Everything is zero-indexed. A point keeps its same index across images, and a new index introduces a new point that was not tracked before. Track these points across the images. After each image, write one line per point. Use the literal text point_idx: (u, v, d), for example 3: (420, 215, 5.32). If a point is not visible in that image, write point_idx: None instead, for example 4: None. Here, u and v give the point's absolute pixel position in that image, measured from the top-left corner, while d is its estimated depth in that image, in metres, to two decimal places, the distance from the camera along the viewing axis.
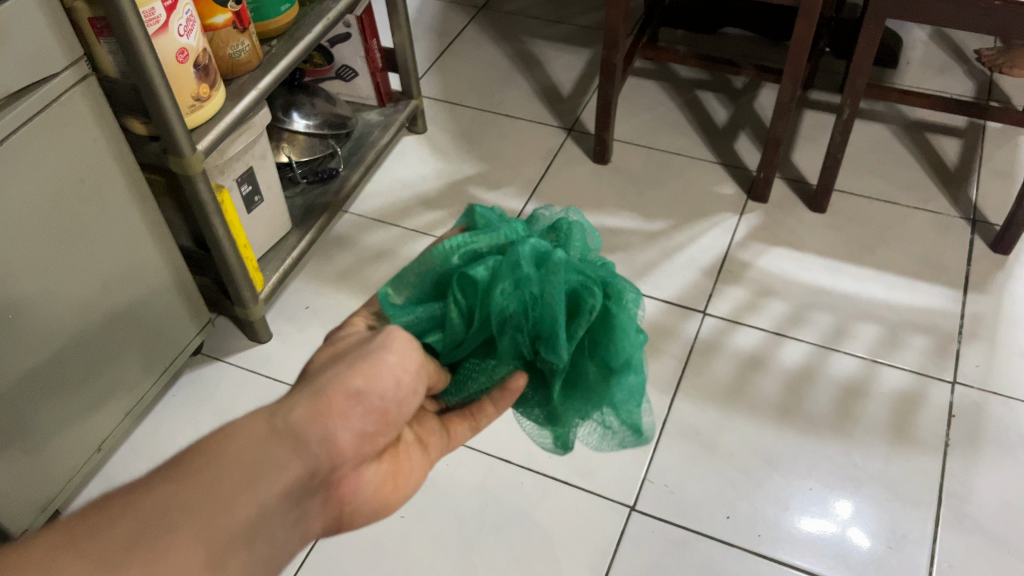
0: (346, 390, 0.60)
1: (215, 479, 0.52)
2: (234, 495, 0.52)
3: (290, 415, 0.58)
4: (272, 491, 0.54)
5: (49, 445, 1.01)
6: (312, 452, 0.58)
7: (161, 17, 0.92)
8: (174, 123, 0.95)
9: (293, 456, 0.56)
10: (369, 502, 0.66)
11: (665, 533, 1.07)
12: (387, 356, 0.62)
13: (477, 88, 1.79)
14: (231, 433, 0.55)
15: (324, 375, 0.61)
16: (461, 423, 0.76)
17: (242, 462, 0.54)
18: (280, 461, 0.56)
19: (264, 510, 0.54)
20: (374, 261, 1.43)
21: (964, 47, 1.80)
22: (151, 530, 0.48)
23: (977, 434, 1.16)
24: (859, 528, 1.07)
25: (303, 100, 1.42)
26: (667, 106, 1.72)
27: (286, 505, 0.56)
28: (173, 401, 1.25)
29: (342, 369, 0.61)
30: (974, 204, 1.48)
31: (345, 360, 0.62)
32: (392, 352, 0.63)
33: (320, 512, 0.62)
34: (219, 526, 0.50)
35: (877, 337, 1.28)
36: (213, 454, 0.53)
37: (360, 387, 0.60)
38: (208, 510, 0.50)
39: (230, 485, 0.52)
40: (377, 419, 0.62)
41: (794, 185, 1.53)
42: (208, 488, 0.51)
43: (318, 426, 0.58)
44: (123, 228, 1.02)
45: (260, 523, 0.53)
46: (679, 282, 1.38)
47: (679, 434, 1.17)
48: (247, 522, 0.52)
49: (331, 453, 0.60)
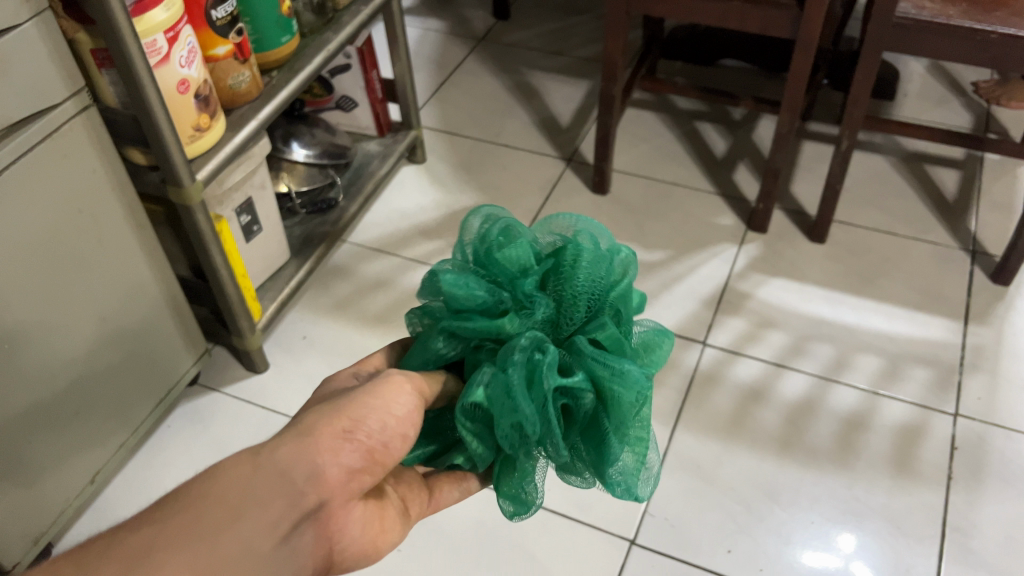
0: (334, 430, 0.56)
1: (198, 515, 0.50)
2: (216, 532, 0.50)
3: (275, 454, 0.55)
4: (256, 527, 0.52)
5: (43, 476, 1.00)
6: (298, 489, 0.54)
7: (163, 49, 0.92)
8: (174, 153, 0.95)
9: (277, 493, 0.53)
10: (357, 543, 0.59)
11: (666, 568, 1.05)
12: (372, 399, 0.59)
13: (477, 119, 1.80)
14: (217, 472, 0.53)
15: (310, 416, 0.57)
16: (448, 485, 0.72)
17: (227, 499, 0.52)
18: (262, 497, 0.53)
19: (248, 546, 0.51)
20: (373, 290, 1.43)
21: (961, 80, 1.82)
22: (137, 567, 0.47)
23: (981, 467, 1.15)
24: (862, 562, 1.06)
25: (302, 130, 1.42)
26: (666, 137, 1.73)
27: (268, 548, 0.52)
28: (169, 432, 1.23)
29: (326, 412, 0.57)
30: (973, 235, 1.48)
31: (331, 402, 0.59)
32: (379, 396, 0.59)
33: (310, 551, 0.56)
34: (202, 563, 0.48)
35: (878, 369, 1.28)
36: (197, 498, 0.51)
37: (347, 427, 0.57)
38: (191, 547, 0.49)
39: (209, 524, 0.50)
40: (366, 459, 0.57)
41: (793, 216, 1.54)
42: (189, 526, 0.49)
43: (303, 462, 0.55)
44: (121, 259, 1.01)
45: (246, 560, 0.50)
46: (679, 312, 1.37)
47: (680, 467, 1.16)
48: (227, 561, 0.50)
49: (320, 491, 0.55)
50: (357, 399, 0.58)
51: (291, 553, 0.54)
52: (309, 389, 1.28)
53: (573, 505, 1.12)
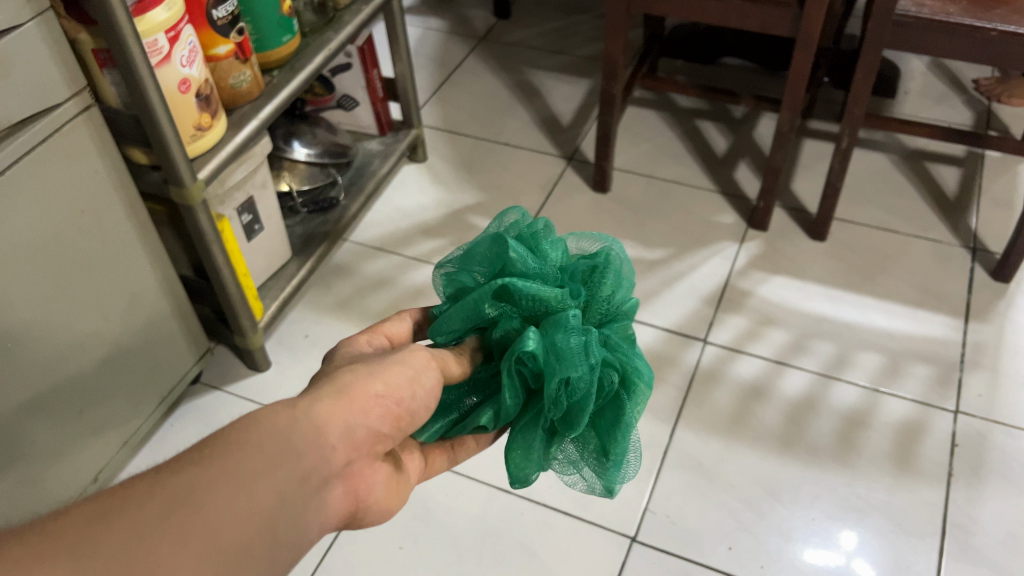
0: (366, 392, 0.60)
1: (239, 462, 0.52)
2: (255, 479, 0.52)
3: (312, 410, 0.57)
4: (290, 479, 0.53)
5: (47, 474, 1.00)
6: (329, 446, 0.57)
7: (164, 49, 0.93)
8: (175, 153, 0.95)
9: (312, 447, 0.56)
10: (377, 501, 0.63)
11: (668, 565, 1.06)
12: (404, 367, 0.62)
13: (478, 118, 1.80)
14: (255, 421, 0.54)
15: (343, 375, 0.61)
16: (440, 455, 0.74)
17: (266, 449, 0.53)
18: (297, 450, 0.55)
19: (284, 496, 0.53)
20: (374, 289, 1.43)
21: (962, 77, 1.82)
22: (180, 507, 0.48)
23: (981, 464, 1.15)
24: (863, 559, 1.06)
25: (303, 129, 1.43)
26: (667, 135, 1.73)
27: (300, 498, 0.54)
28: (171, 431, 1.24)
29: (361, 373, 0.61)
30: (974, 232, 1.48)
31: (362, 365, 0.62)
32: (408, 364, 0.63)
33: (337, 506, 0.59)
34: (242, 509, 0.50)
35: (879, 367, 1.28)
36: (238, 443, 0.52)
37: (379, 391, 0.60)
38: (234, 490, 0.50)
39: (252, 469, 0.52)
40: (392, 423, 0.61)
41: (794, 214, 1.54)
42: (230, 471, 0.51)
43: (337, 420, 0.58)
44: (123, 258, 1.02)
45: (281, 510, 0.53)
46: (680, 310, 1.37)
47: (681, 464, 1.16)
48: (266, 509, 0.51)
49: (349, 449, 0.58)
50: (388, 365, 0.62)
51: (318, 506, 0.56)
52: None
53: (574, 503, 1.12)
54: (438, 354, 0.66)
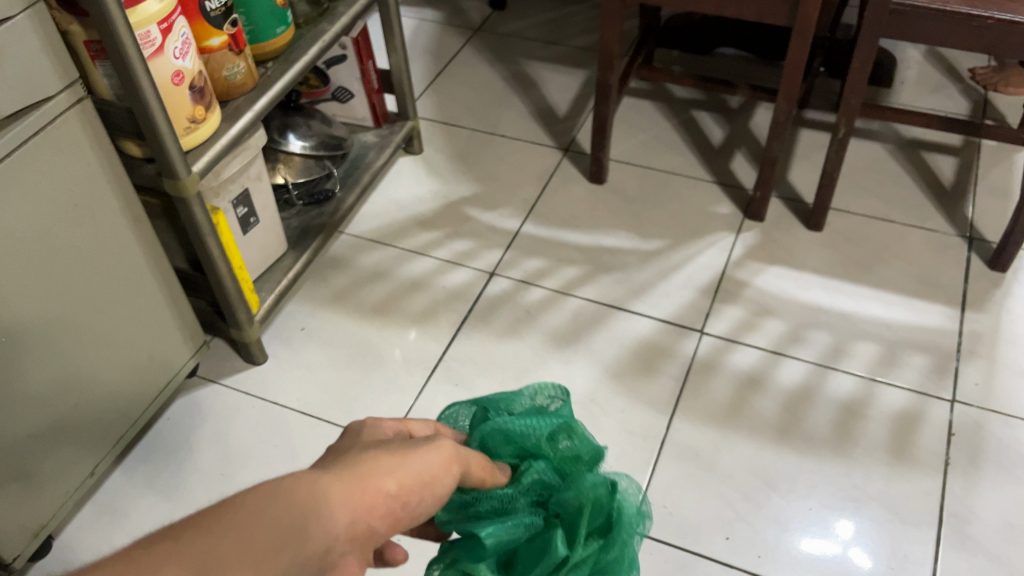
0: (382, 482, 0.49)
1: (251, 534, 0.42)
2: (262, 560, 0.41)
3: (326, 489, 0.46)
4: (293, 566, 0.43)
5: (44, 468, 1.00)
6: (334, 536, 0.45)
7: (157, 40, 0.92)
8: (169, 145, 0.95)
9: (317, 536, 0.44)
10: None
11: (665, 556, 1.06)
12: (427, 463, 0.52)
13: (473, 109, 1.80)
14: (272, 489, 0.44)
15: (363, 459, 0.50)
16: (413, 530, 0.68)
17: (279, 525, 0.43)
18: (304, 531, 0.44)
19: None
20: (370, 281, 1.43)
21: (958, 66, 1.82)
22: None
23: (978, 454, 1.15)
24: (860, 547, 1.06)
25: (298, 121, 1.41)
26: (663, 126, 1.73)
27: None
28: (168, 424, 1.23)
29: (384, 463, 0.50)
30: (970, 221, 1.48)
31: (385, 449, 0.51)
32: (427, 461, 0.52)
33: None
34: None
35: (875, 356, 1.28)
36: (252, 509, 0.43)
37: (394, 489, 0.49)
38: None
39: (262, 547, 0.42)
40: (394, 528, 0.49)
41: (791, 204, 1.53)
42: (244, 542, 0.41)
43: (345, 507, 0.46)
44: (118, 251, 1.01)
45: None
46: (677, 301, 1.37)
47: (678, 455, 1.16)
48: None
49: (347, 544, 0.46)
50: (412, 458, 0.51)
51: None
52: (308, 381, 1.28)
53: None
54: (462, 456, 0.56)
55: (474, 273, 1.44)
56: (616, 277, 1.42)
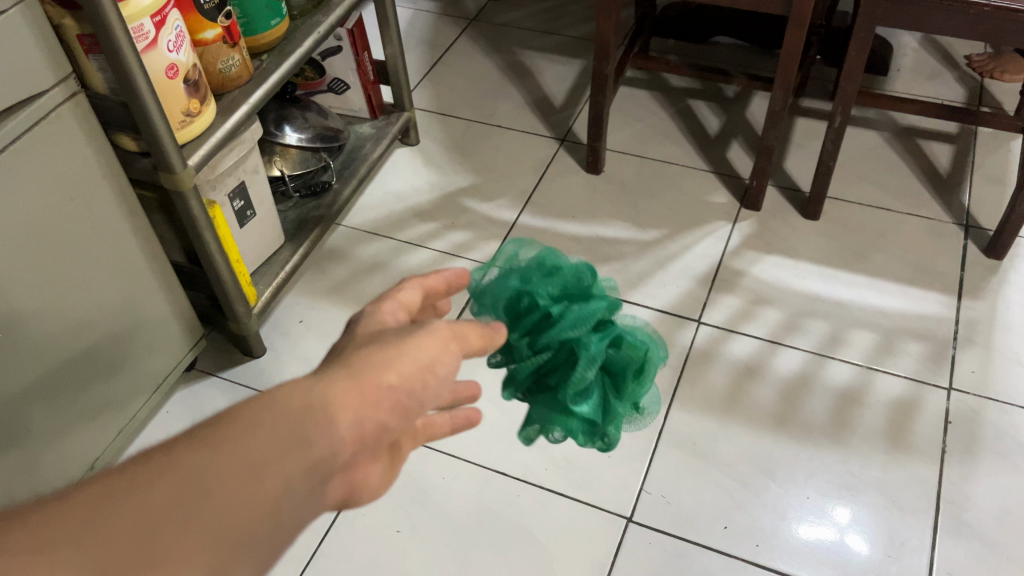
0: (382, 376, 0.51)
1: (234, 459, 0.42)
2: (252, 477, 0.43)
3: (326, 393, 0.48)
4: (295, 473, 0.44)
5: (43, 463, 1.01)
6: (339, 438, 0.47)
7: (150, 33, 0.92)
8: (164, 139, 0.94)
9: (321, 441, 0.46)
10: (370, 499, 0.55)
11: (663, 544, 1.06)
12: (421, 352, 0.54)
13: (470, 100, 1.79)
14: (264, 404, 0.45)
15: (359, 355, 0.52)
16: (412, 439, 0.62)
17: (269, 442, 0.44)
18: (307, 438, 0.45)
19: (290, 490, 0.44)
20: (368, 273, 1.43)
21: (954, 53, 1.81)
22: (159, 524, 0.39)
23: (974, 441, 1.16)
24: (857, 534, 1.07)
25: (294, 113, 1.42)
26: (660, 115, 1.72)
27: (307, 492, 0.46)
28: (167, 418, 1.24)
29: (381, 354, 0.52)
30: (967, 209, 1.49)
31: (378, 341, 0.53)
32: (426, 347, 0.55)
33: (331, 497, 0.51)
34: (239, 511, 0.42)
35: (872, 344, 1.28)
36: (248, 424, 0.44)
37: (394, 381, 0.51)
38: (223, 501, 0.41)
39: (252, 465, 0.43)
40: (404, 416, 0.52)
41: (788, 193, 1.54)
42: (235, 462, 0.43)
43: (346, 409, 0.48)
44: (114, 245, 1.02)
45: (285, 507, 0.44)
46: (674, 291, 1.37)
47: (676, 444, 1.17)
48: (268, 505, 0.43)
49: (354, 442, 0.48)
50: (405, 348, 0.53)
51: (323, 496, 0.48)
52: (307, 373, 1.28)
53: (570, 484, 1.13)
54: (457, 333, 0.58)
55: (472, 265, 1.44)
56: (613, 267, 1.42)
